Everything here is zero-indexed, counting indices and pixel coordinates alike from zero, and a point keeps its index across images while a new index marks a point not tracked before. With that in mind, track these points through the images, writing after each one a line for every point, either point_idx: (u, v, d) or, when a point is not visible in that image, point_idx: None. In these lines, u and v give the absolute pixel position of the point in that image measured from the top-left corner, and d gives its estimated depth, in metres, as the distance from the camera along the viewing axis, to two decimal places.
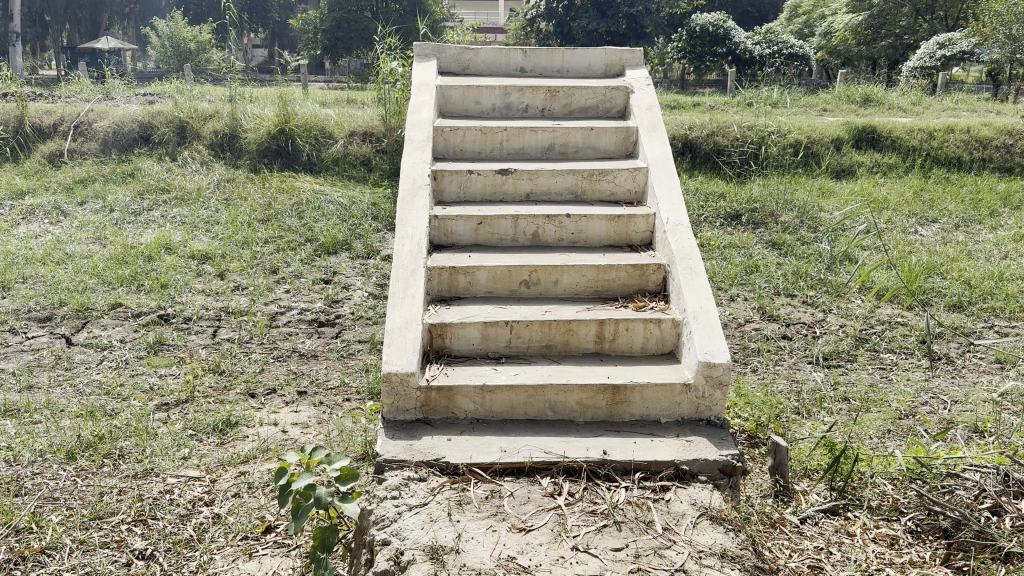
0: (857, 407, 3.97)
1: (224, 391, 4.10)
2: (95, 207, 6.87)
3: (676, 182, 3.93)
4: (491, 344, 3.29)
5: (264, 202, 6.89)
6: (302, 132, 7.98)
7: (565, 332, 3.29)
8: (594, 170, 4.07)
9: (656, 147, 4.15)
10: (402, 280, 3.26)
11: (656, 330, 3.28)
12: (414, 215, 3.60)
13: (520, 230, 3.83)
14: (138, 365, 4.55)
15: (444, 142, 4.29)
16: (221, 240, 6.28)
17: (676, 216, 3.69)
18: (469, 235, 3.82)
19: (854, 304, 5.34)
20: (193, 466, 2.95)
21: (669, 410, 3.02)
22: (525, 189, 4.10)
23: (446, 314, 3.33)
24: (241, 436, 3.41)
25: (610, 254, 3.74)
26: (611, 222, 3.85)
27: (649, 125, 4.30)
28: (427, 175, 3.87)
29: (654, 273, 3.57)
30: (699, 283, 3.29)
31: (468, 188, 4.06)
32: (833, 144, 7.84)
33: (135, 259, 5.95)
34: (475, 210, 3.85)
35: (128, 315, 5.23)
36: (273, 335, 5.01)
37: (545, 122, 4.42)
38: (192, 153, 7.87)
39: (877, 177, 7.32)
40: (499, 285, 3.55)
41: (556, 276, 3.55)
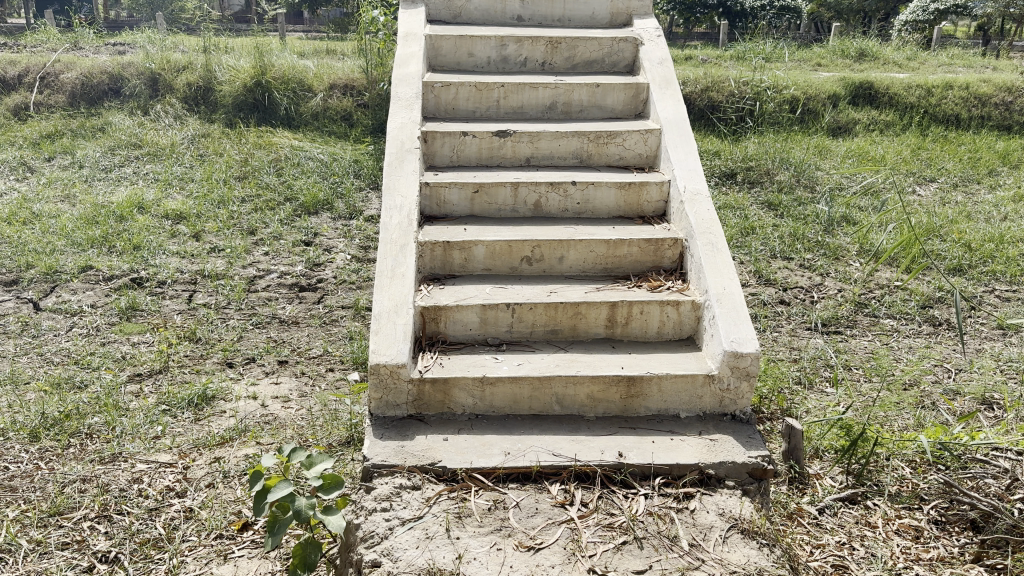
0: (860, 377, 3.84)
1: (200, 362, 3.91)
2: (63, 163, 6.58)
3: (693, 146, 3.72)
4: (491, 329, 3.11)
5: (240, 159, 6.62)
6: (280, 85, 7.65)
7: (572, 316, 3.11)
8: (601, 133, 3.85)
9: (670, 108, 3.92)
10: (390, 257, 3.05)
11: (674, 314, 3.10)
12: (402, 183, 3.37)
13: (520, 200, 3.63)
14: (110, 333, 4.34)
15: (435, 99, 4.05)
16: (196, 198, 6.02)
17: (693, 185, 3.49)
18: (464, 206, 3.62)
19: (853, 268, 5.19)
20: (165, 448, 2.77)
21: (690, 403, 2.86)
22: (524, 153, 3.88)
23: (440, 296, 3.14)
24: (217, 411, 3.23)
25: (620, 226, 3.54)
26: (621, 190, 3.64)
27: (661, 83, 4.07)
28: (416, 136, 3.64)
29: (670, 248, 3.38)
30: (722, 261, 3.11)
31: (462, 151, 3.84)
32: (830, 100, 7.61)
33: (106, 218, 5.68)
34: (468, 178, 3.63)
35: (99, 279, 5.00)
36: (252, 300, 4.80)
37: (546, 78, 4.18)
38: (165, 106, 7.53)
39: (874, 135, 7.13)
40: (498, 262, 3.36)
41: (562, 252, 3.36)
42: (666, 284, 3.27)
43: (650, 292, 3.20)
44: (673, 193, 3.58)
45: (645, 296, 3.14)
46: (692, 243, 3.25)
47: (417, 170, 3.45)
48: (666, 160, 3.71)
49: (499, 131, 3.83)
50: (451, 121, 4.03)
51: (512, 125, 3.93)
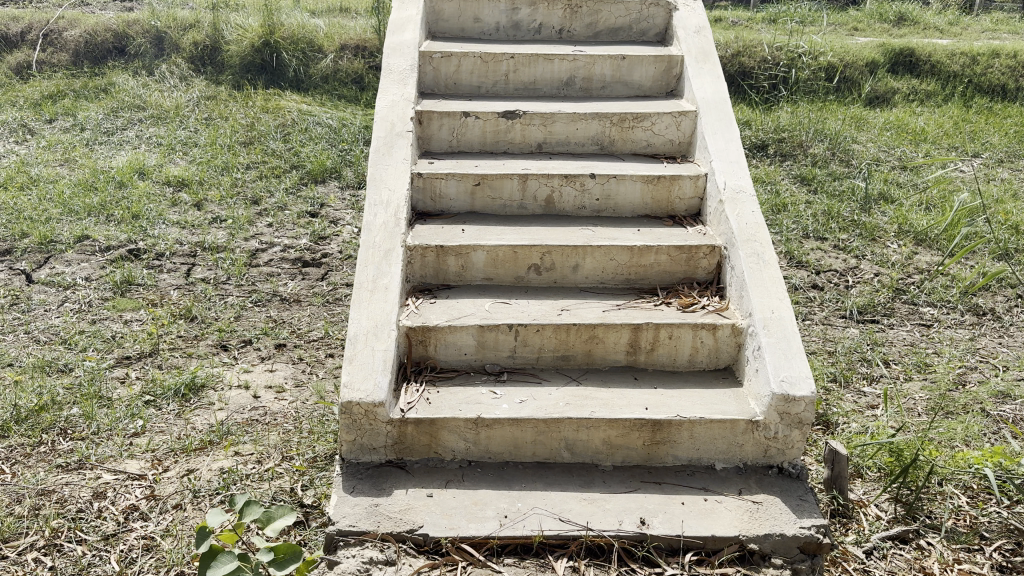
0: (899, 376, 3.57)
1: (193, 343, 3.68)
2: (65, 125, 6.33)
3: (734, 131, 3.41)
4: (490, 353, 2.86)
5: (246, 123, 6.34)
6: (289, 45, 7.34)
7: (588, 340, 2.84)
8: (626, 117, 3.56)
9: (708, 88, 3.61)
10: (372, 265, 2.81)
11: (709, 339, 2.83)
12: (389, 175, 3.12)
13: (529, 196, 3.36)
14: (102, 309, 4.14)
15: (434, 73, 3.78)
16: (198, 164, 5.76)
17: (735, 180, 3.19)
18: (464, 202, 3.36)
19: (891, 250, 4.86)
20: (138, 453, 2.63)
21: (727, 454, 2.60)
22: (535, 138, 3.61)
23: (430, 313, 2.87)
24: (205, 402, 3.02)
25: (645, 228, 3.26)
26: (648, 185, 3.35)
27: (696, 58, 3.75)
28: (408, 116, 3.37)
29: (707, 257, 3.10)
30: (768, 276, 2.80)
31: (463, 134, 3.57)
32: (867, 67, 7.14)
33: (105, 184, 5.44)
34: (465, 168, 3.35)
35: (95, 250, 4.77)
36: (253, 276, 4.58)
37: (565, 49, 3.87)
38: (171, 67, 7.23)
39: (913, 106, 6.71)
40: (501, 270, 3.10)
41: (576, 260, 3.09)
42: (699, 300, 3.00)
43: (682, 310, 2.93)
44: (711, 189, 3.27)
45: (674, 316, 2.87)
46: (734, 250, 2.95)
47: (407, 157, 3.21)
48: (703, 149, 3.40)
49: (505, 113, 3.54)
50: (452, 98, 3.76)
51: (522, 105, 3.63)
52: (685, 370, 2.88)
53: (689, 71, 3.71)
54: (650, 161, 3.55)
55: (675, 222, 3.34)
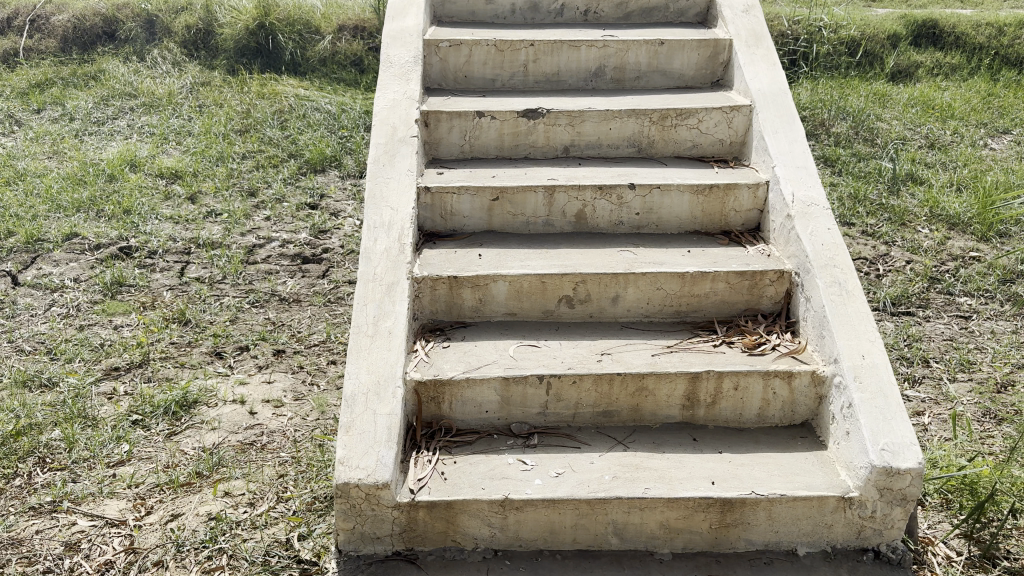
0: (944, 382, 3.33)
1: (186, 353, 3.44)
2: (53, 115, 6.07)
3: (798, 130, 3.18)
4: (516, 410, 2.62)
5: (242, 110, 6.07)
6: (285, 27, 7.06)
7: (637, 392, 2.60)
8: (668, 115, 3.34)
9: (766, 84, 3.36)
10: (372, 303, 2.59)
11: (785, 391, 2.60)
12: (392, 193, 2.90)
13: (556, 212, 3.12)
14: (91, 313, 3.91)
15: (441, 63, 3.59)
16: (192, 155, 5.51)
17: (805, 191, 2.93)
18: (481, 220, 3.13)
19: (922, 235, 4.58)
20: (120, 489, 2.46)
21: (812, 536, 2.38)
22: (561, 140, 3.38)
23: (442, 363, 2.63)
24: (196, 422, 2.80)
25: (694, 248, 3.03)
26: (697, 197, 3.11)
27: (747, 42, 3.55)
28: (409, 117, 3.17)
29: (775, 285, 2.86)
30: (856, 318, 2.55)
31: (477, 137, 3.36)
32: (889, 40, 6.78)
33: (95, 178, 5.19)
34: (480, 180, 3.11)
35: (84, 249, 4.54)
36: (250, 274, 4.35)
37: (594, 35, 3.68)
38: (163, 52, 6.94)
39: (938, 80, 6.40)
40: (526, 302, 2.86)
41: (616, 292, 2.86)
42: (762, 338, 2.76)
43: (746, 353, 2.69)
44: (777, 200, 3.02)
45: (738, 361, 2.63)
46: (811, 277, 2.71)
47: (411, 168, 2.99)
48: (765, 155, 3.14)
49: (526, 112, 3.31)
50: (466, 93, 3.57)
51: (545, 101, 3.41)
52: (749, 417, 2.65)
53: (742, 60, 3.49)
54: (699, 167, 3.31)
55: (732, 241, 3.11)
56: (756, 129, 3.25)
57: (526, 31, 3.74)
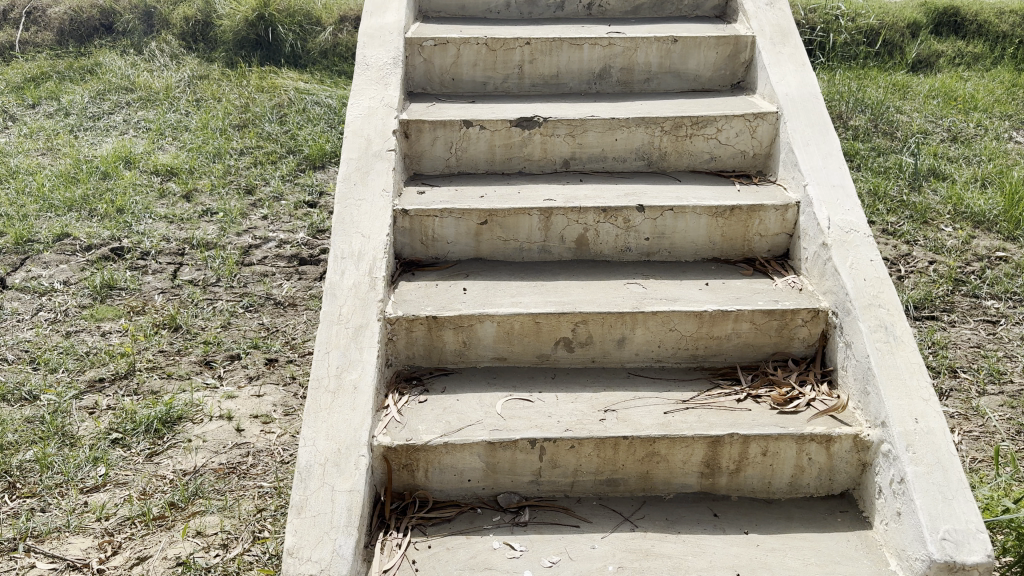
0: (974, 402, 3.14)
1: (174, 362, 3.27)
2: (48, 110, 5.92)
3: (832, 143, 2.99)
4: (503, 477, 2.41)
5: (240, 104, 5.91)
6: (286, 18, 6.88)
7: (649, 459, 2.39)
8: (683, 125, 3.15)
9: (795, 90, 3.16)
10: (336, 350, 2.42)
11: (824, 457, 2.38)
12: (364, 219, 2.75)
13: (553, 237, 2.94)
14: (79, 318, 3.76)
15: (425, 66, 3.44)
16: (189, 151, 5.35)
17: (843, 216, 2.73)
18: (470, 245, 2.96)
19: (946, 234, 4.37)
20: (89, 522, 2.32)
21: None
22: (561, 154, 3.22)
23: (416, 423, 2.42)
24: (179, 441, 2.66)
25: (712, 280, 2.85)
26: (714, 220, 2.92)
27: (772, 38, 3.37)
28: (383, 128, 3.01)
29: (809, 325, 2.65)
30: (906, 379, 2.33)
31: (465, 150, 3.19)
32: (909, 29, 6.54)
33: (88, 176, 5.03)
34: (467, 202, 2.93)
35: (75, 250, 4.39)
36: (244, 277, 4.20)
37: (598, 32, 3.51)
38: (161, 44, 6.79)
39: (960, 71, 6.15)
40: (517, 344, 2.68)
41: (622, 334, 2.67)
42: (794, 391, 2.56)
43: (777, 411, 2.47)
44: (810, 225, 2.82)
45: (766, 421, 2.40)
46: (853, 320, 2.49)
47: (385, 188, 2.84)
48: (796, 172, 2.94)
49: (520, 121, 3.14)
50: (453, 98, 3.43)
51: (541, 109, 3.23)
52: (778, 484, 2.44)
53: (767, 60, 3.30)
54: (720, 183, 3.13)
55: (756, 270, 2.92)
56: (786, 143, 3.05)
57: (519, 29, 3.57)
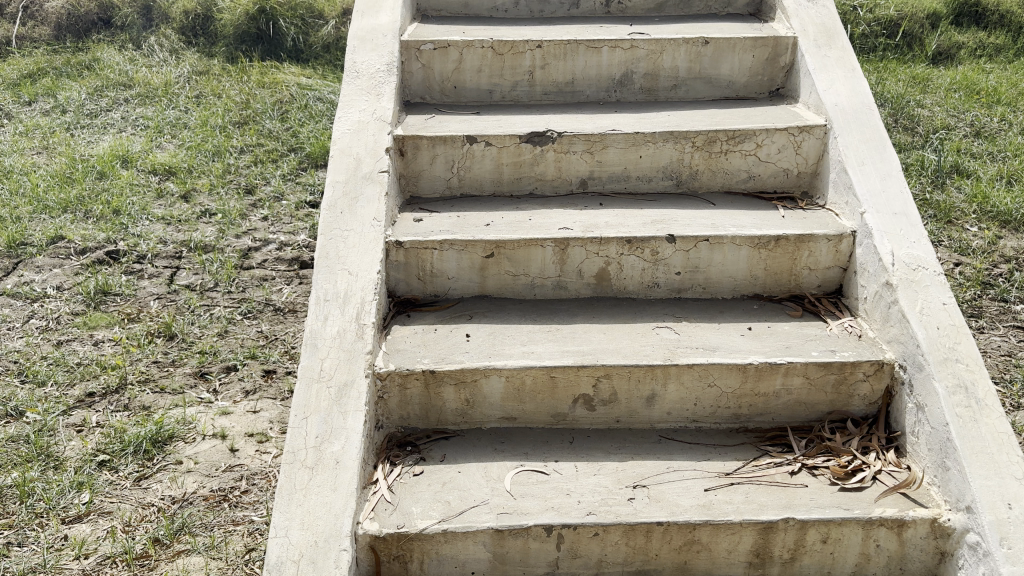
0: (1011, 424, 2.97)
1: (167, 374, 3.13)
2: (45, 107, 5.78)
3: (892, 164, 2.81)
4: (512, 567, 2.21)
5: (240, 100, 5.76)
6: (287, 11, 6.73)
7: (689, 546, 2.20)
8: (716, 142, 3.00)
9: (844, 100, 3.00)
10: (316, 416, 2.27)
11: (896, 543, 2.19)
12: (352, 254, 2.61)
13: (570, 271, 2.78)
14: (72, 326, 3.63)
15: (423, 74, 3.32)
16: (188, 149, 5.20)
17: (908, 250, 2.55)
18: (474, 281, 2.80)
19: (971, 234, 4.18)
20: (67, 561, 2.19)
21: None
22: (579, 173, 3.06)
23: (410, 504, 2.23)
24: (169, 464, 2.54)
25: (755, 323, 2.67)
26: (756, 251, 2.74)
27: (816, 39, 3.23)
28: (374, 151, 2.87)
29: (871, 381, 2.47)
30: (992, 457, 2.15)
31: (468, 169, 3.05)
32: (929, 19, 6.33)
33: (84, 176, 4.89)
34: (470, 232, 2.76)
35: (69, 254, 4.25)
36: (243, 281, 4.07)
37: (619, 34, 3.37)
38: (160, 38, 6.64)
39: (982, 62, 5.93)
40: (529, 402, 2.51)
41: (652, 391, 2.49)
42: (856, 462, 2.36)
43: (839, 487, 2.28)
44: (868, 260, 2.65)
45: (826, 502, 2.21)
46: (927, 378, 2.31)
47: (376, 217, 2.70)
48: (851, 198, 2.77)
49: (531, 137, 2.99)
50: (455, 107, 3.30)
51: (554, 123, 3.08)
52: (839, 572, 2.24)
53: (811, 65, 3.17)
54: (762, 207, 2.96)
55: (806, 310, 2.75)
56: (839, 163, 2.87)
57: (528, 30, 3.43)
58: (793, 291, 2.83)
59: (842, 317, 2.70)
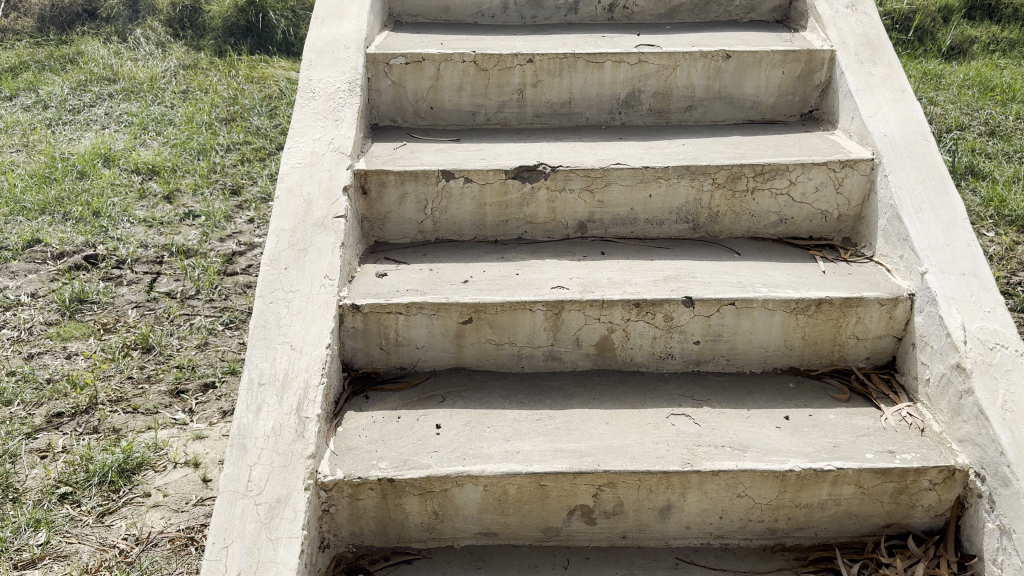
0: None
1: (141, 392, 2.94)
2: (25, 102, 5.56)
3: (954, 211, 2.60)
4: None
5: (229, 96, 5.56)
6: (277, 4, 6.52)
7: None
8: (744, 183, 2.82)
9: (895, 129, 2.82)
10: (239, 544, 2.00)
11: None
12: (296, 323, 2.38)
13: (565, 339, 2.57)
14: (44, 338, 3.45)
15: (394, 96, 3.17)
16: (173, 147, 5.00)
17: (978, 315, 2.35)
18: (449, 349, 2.59)
19: (988, 240, 3.99)
20: None
21: None
22: (579, 215, 2.89)
23: None
24: (136, 496, 2.40)
25: (793, 412, 2.43)
26: (792, 317, 2.51)
27: (858, 53, 3.08)
28: (326, 194, 2.66)
29: (939, 489, 2.22)
30: None
31: (446, 210, 2.87)
32: (940, 14, 6.13)
33: (63, 176, 4.67)
34: (442, 293, 2.53)
35: (46, 258, 4.05)
36: (226, 288, 3.89)
37: (625, 46, 3.20)
38: (146, 30, 6.44)
39: (996, 57, 5.72)
40: (512, 513, 2.26)
41: (669, 500, 2.24)
42: None
43: None
44: (930, 331, 2.42)
45: None
46: (1013, 493, 2.05)
47: (328, 273, 2.49)
48: (908, 253, 2.55)
49: (517, 172, 2.79)
50: (430, 133, 3.16)
51: (545, 155, 2.89)
52: None
53: (854, 85, 3.00)
54: (799, 259, 2.77)
55: (855, 392, 2.53)
56: (892, 208, 2.66)
57: (518, 42, 3.26)
58: (838, 362, 2.61)
59: (899, 402, 2.46)
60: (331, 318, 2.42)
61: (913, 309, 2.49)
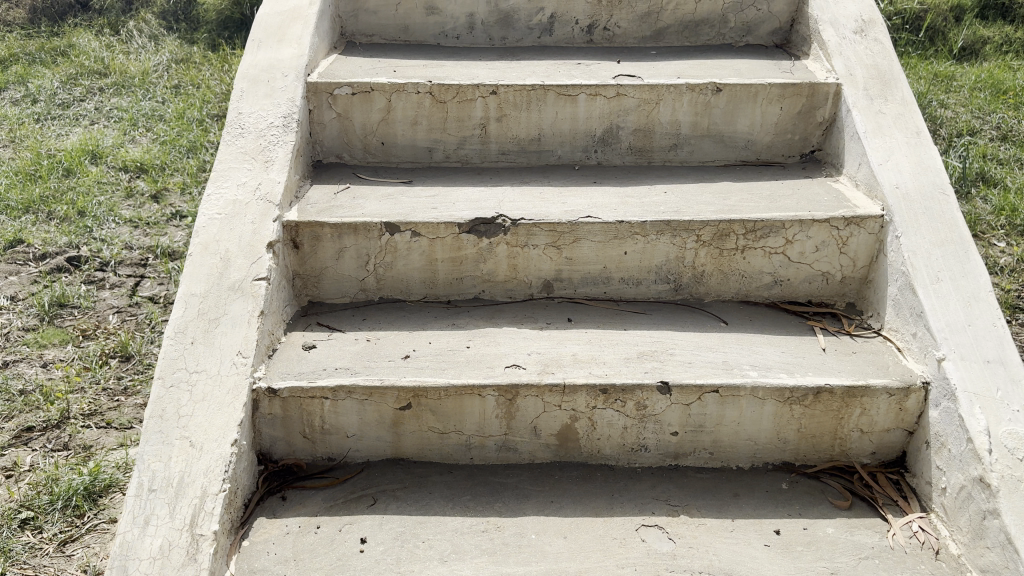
0: None
1: (116, 405, 2.84)
2: (14, 96, 5.43)
3: (972, 282, 2.48)
4: None
5: (221, 92, 5.44)
6: None
7: None
8: (740, 243, 2.70)
9: (909, 180, 2.70)
10: None
11: None
12: (198, 415, 2.25)
13: (520, 429, 2.45)
14: (21, 344, 3.37)
15: (340, 126, 3.08)
16: (162, 144, 4.88)
17: (1000, 406, 2.24)
18: (384, 438, 2.46)
19: (999, 251, 3.87)
20: None
21: None
22: (547, 271, 2.78)
23: None
24: (101, 523, 2.34)
25: (783, 524, 2.29)
26: (781, 409, 2.39)
27: (868, 89, 2.97)
28: (243, 256, 2.53)
29: None
30: None
31: (392, 266, 2.75)
32: (951, 13, 5.97)
33: (49, 173, 4.52)
34: (375, 376, 2.40)
35: (28, 259, 3.92)
36: None
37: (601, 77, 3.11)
38: (139, 23, 6.32)
39: (1010, 58, 5.56)
40: None
41: None
42: None
43: None
44: (946, 430, 2.30)
45: None
46: None
47: (241, 351, 2.36)
48: (923, 331, 2.43)
49: (471, 228, 2.69)
50: (381, 171, 3.09)
51: (504, 206, 2.78)
52: None
53: (862, 126, 2.88)
54: (796, 332, 2.65)
55: (859, 498, 2.40)
56: (906, 277, 2.53)
57: (482, 70, 3.18)
58: (839, 458, 2.49)
59: (910, 512, 2.34)
60: (240, 408, 2.28)
61: (926, 402, 2.37)
